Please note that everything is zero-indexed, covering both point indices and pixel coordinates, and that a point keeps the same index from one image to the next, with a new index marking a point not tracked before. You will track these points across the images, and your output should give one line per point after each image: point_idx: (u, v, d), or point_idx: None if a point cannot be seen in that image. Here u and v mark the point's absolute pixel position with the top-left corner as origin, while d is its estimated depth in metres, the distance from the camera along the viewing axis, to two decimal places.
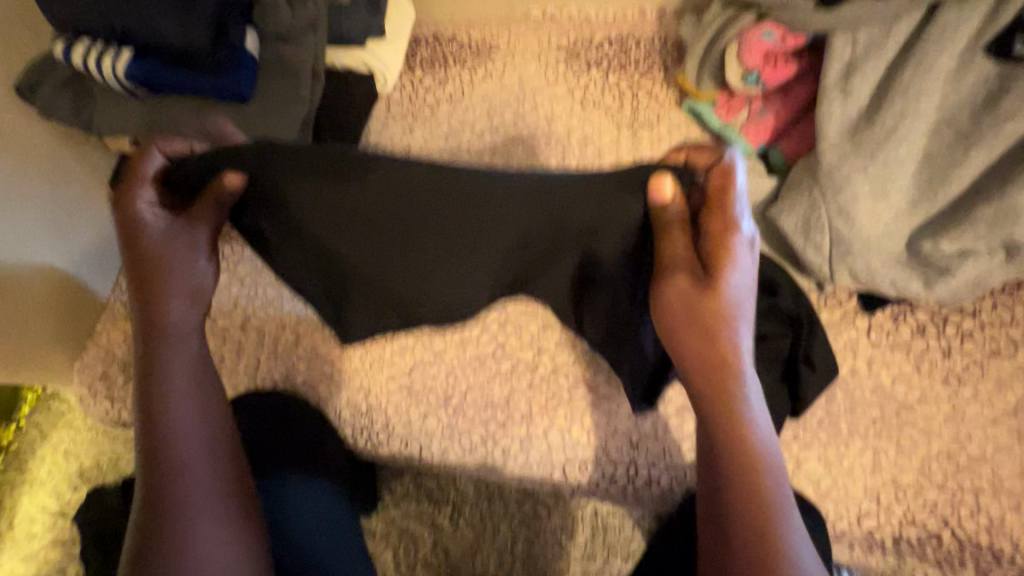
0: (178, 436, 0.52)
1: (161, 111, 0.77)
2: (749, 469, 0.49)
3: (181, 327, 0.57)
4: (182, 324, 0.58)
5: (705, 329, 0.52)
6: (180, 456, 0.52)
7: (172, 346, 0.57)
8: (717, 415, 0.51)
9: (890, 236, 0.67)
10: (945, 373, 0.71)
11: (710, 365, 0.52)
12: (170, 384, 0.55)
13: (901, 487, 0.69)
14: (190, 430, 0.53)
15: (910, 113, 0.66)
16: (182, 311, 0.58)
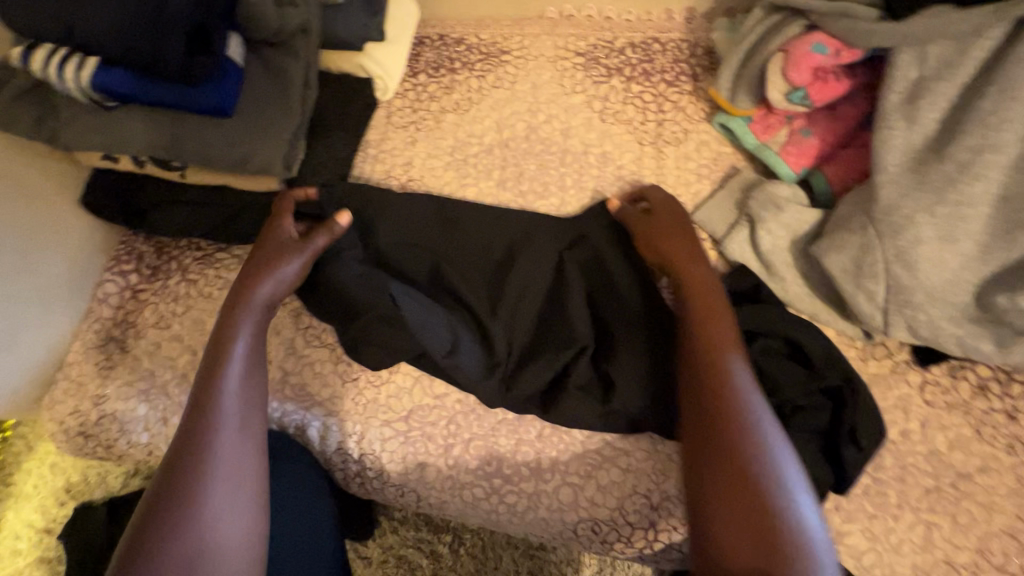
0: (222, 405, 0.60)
1: (133, 125, 0.69)
2: (737, 492, 0.52)
3: (249, 326, 0.66)
4: (253, 334, 0.66)
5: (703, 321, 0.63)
6: (219, 453, 0.58)
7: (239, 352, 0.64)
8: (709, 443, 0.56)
9: (957, 287, 0.58)
10: (1010, 439, 0.63)
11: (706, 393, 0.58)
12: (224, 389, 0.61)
13: (956, 568, 0.61)
14: (241, 432, 0.60)
15: (989, 146, 0.57)
16: (256, 327, 0.66)
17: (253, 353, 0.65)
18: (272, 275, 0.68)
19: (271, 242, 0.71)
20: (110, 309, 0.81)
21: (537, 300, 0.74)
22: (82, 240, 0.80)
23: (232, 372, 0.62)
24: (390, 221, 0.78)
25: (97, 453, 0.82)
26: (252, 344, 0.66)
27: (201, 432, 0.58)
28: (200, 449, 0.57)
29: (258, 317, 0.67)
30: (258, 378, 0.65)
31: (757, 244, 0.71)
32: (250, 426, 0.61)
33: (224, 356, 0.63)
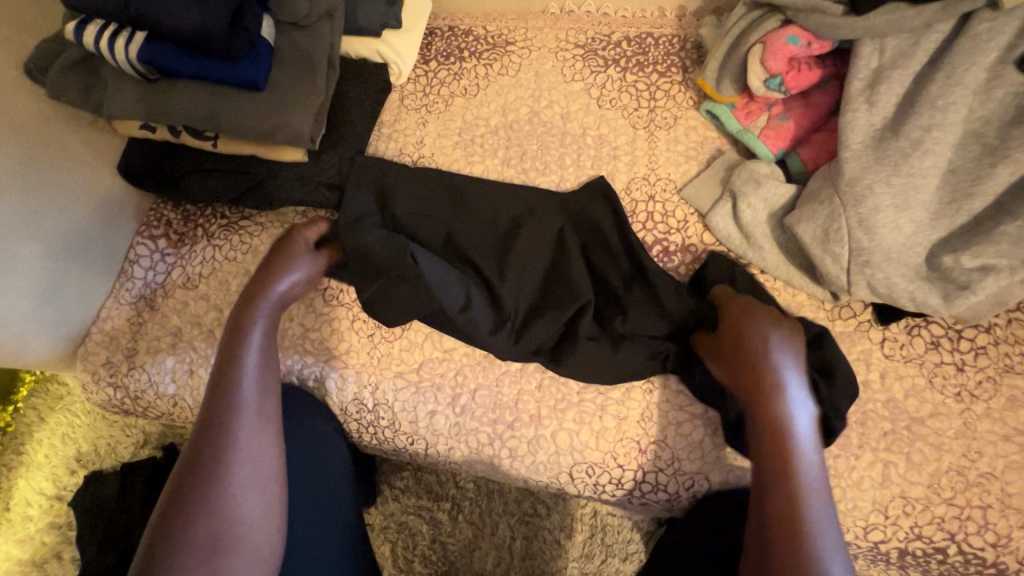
0: (239, 391, 0.62)
1: (172, 97, 0.76)
2: (789, 529, 0.55)
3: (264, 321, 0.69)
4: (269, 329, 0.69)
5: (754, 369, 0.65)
6: (237, 434, 0.60)
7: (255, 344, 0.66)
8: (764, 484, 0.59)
9: (910, 249, 0.66)
10: (958, 388, 0.71)
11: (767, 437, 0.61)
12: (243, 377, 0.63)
13: (909, 501, 0.69)
14: (259, 419, 0.62)
15: (937, 125, 0.65)
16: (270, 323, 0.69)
17: (266, 347, 0.68)
18: (285, 277, 0.73)
19: (282, 253, 0.75)
20: (141, 270, 0.87)
21: (541, 263, 0.81)
22: (117, 205, 0.87)
23: (249, 361, 0.65)
24: (403, 189, 0.85)
25: (125, 406, 0.88)
26: (266, 335, 0.69)
27: (218, 417, 0.60)
28: (219, 433, 0.59)
29: (270, 312, 0.71)
30: (273, 366, 0.67)
31: (739, 216, 0.79)
32: (267, 409, 0.63)
33: (240, 347, 0.66)
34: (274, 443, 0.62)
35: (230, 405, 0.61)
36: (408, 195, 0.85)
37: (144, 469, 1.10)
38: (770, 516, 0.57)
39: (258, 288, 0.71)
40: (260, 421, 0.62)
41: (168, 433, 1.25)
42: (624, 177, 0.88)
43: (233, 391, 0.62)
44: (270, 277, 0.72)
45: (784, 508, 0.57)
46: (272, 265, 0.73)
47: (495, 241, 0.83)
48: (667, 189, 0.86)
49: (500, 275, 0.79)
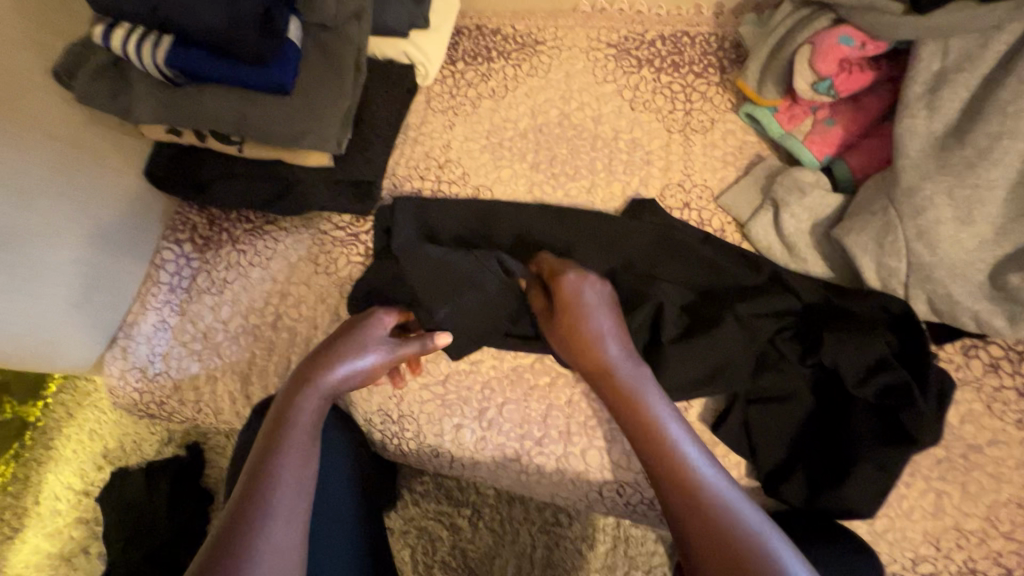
0: (277, 480, 0.57)
1: (198, 100, 0.75)
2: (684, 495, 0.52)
3: (314, 401, 0.66)
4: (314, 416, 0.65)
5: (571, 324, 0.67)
6: (265, 527, 0.53)
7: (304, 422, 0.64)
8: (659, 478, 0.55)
9: (972, 265, 0.62)
10: (1019, 414, 0.66)
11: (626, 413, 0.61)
12: (280, 467, 0.58)
13: (964, 534, 0.65)
14: (287, 532, 0.54)
15: (1008, 134, 0.60)
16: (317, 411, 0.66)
17: (312, 437, 0.64)
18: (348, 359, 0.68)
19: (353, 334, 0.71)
20: (167, 275, 0.87)
21: (606, 264, 0.78)
22: (143, 210, 0.87)
23: (289, 448, 0.61)
24: (446, 215, 0.83)
25: (150, 410, 0.88)
26: (314, 418, 0.65)
27: (246, 513, 0.54)
28: (247, 529, 0.53)
29: (320, 404, 0.66)
30: (310, 461, 0.61)
31: (782, 227, 0.74)
32: (297, 508, 0.56)
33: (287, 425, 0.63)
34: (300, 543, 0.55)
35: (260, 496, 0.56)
36: (451, 220, 0.83)
37: (167, 468, 1.11)
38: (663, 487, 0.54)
39: (311, 368, 0.68)
40: (286, 516, 0.55)
41: (192, 432, 1.25)
42: (658, 183, 0.84)
43: (268, 480, 0.57)
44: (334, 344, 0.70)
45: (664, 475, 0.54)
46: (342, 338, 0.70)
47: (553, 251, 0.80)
48: (703, 196, 0.82)
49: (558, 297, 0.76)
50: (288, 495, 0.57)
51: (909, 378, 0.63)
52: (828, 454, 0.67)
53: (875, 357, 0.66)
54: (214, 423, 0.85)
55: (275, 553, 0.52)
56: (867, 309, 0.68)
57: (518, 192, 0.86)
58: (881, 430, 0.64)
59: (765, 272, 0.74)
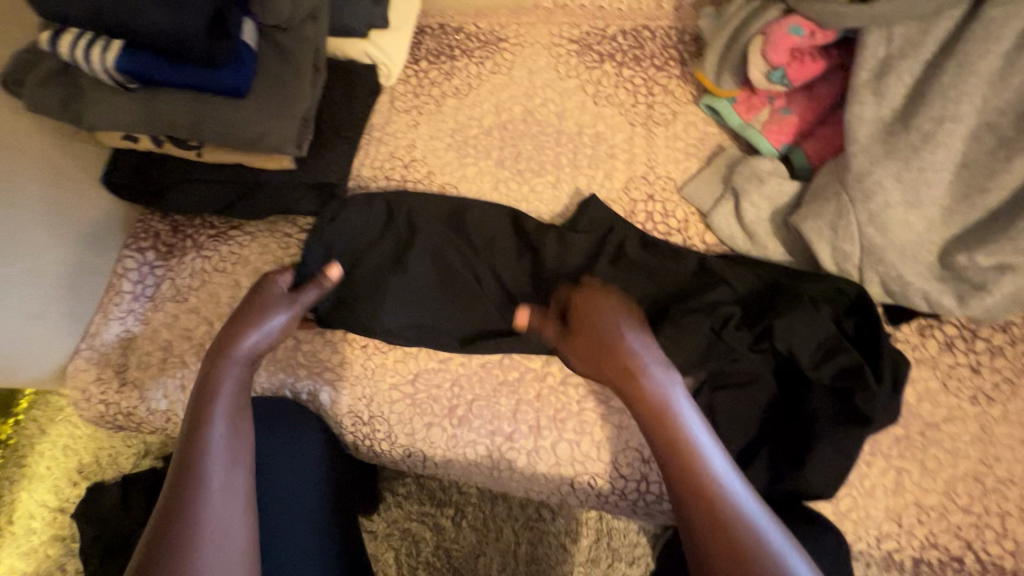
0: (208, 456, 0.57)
1: (153, 105, 0.74)
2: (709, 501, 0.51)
3: (233, 382, 0.64)
4: (238, 388, 0.64)
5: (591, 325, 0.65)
6: (201, 507, 0.54)
7: (225, 394, 0.63)
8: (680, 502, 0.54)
9: (921, 247, 0.64)
10: (974, 390, 0.68)
11: (653, 425, 0.58)
12: (209, 438, 0.59)
13: (924, 509, 0.66)
14: (226, 505, 0.55)
15: (949, 117, 0.62)
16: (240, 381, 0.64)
17: (242, 401, 0.64)
18: (262, 326, 0.68)
19: (257, 297, 0.71)
20: (130, 284, 0.86)
21: (564, 263, 0.78)
22: (102, 219, 0.86)
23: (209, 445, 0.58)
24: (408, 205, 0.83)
25: (117, 422, 0.86)
26: (237, 388, 0.64)
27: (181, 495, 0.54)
28: (182, 511, 0.53)
29: (241, 370, 0.66)
30: (243, 433, 0.61)
31: (741, 216, 0.76)
32: (234, 482, 0.57)
33: (211, 396, 0.62)
34: (243, 507, 0.56)
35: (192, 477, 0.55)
36: (410, 201, 0.83)
37: (144, 481, 1.09)
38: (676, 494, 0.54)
39: (226, 338, 0.67)
40: (227, 486, 0.56)
41: (168, 443, 1.23)
42: (622, 176, 0.85)
43: (200, 459, 0.57)
44: (246, 305, 0.70)
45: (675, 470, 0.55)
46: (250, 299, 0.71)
47: (509, 247, 0.81)
48: (667, 188, 0.83)
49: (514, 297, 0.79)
50: (222, 460, 0.58)
51: (861, 359, 0.65)
52: (791, 437, 0.68)
53: (829, 341, 0.67)
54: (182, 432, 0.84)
55: (217, 525, 0.53)
56: (820, 292, 0.69)
57: (484, 188, 0.86)
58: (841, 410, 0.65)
59: (704, 264, 0.75)
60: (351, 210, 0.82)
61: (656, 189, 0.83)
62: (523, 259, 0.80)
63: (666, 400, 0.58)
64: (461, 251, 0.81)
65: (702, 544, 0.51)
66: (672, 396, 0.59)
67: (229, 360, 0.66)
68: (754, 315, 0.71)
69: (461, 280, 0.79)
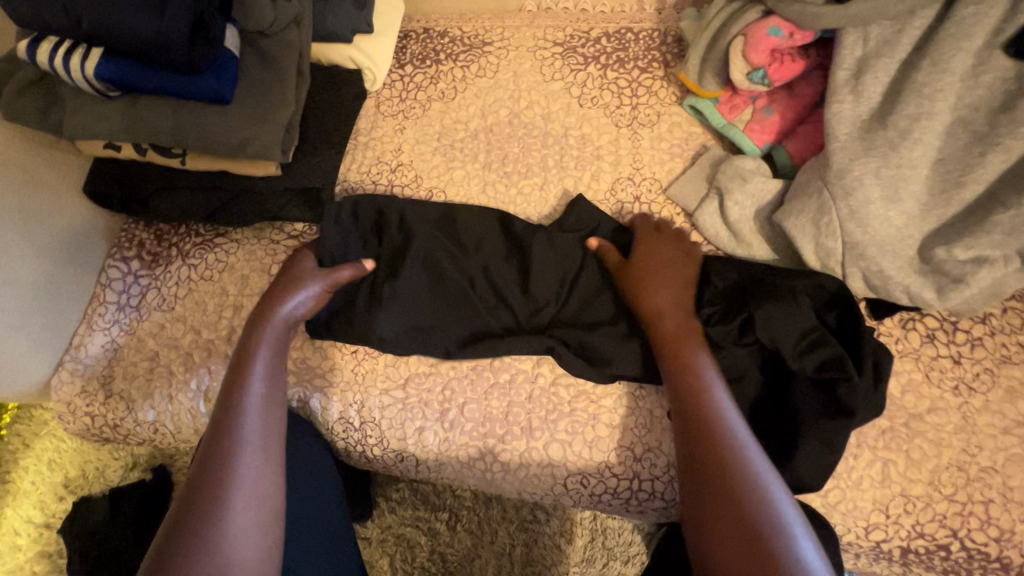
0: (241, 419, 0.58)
1: (136, 113, 0.73)
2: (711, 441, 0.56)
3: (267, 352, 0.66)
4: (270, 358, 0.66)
5: (641, 283, 0.72)
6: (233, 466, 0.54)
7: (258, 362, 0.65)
8: (695, 450, 0.57)
9: (901, 241, 0.65)
10: (956, 381, 0.70)
11: (677, 379, 0.63)
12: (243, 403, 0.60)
13: (910, 499, 0.68)
14: (256, 465, 0.55)
15: (925, 115, 0.63)
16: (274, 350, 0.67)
17: (275, 369, 0.66)
18: (294, 299, 0.71)
19: (287, 276, 0.74)
20: (114, 294, 0.85)
21: (557, 264, 0.78)
22: (85, 228, 0.85)
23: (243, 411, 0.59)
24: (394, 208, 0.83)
25: (105, 434, 0.85)
26: (269, 359, 0.66)
27: (215, 456, 0.55)
28: (216, 470, 0.54)
29: (275, 339, 0.68)
30: (274, 397, 0.63)
31: (727, 215, 0.77)
32: (268, 443, 0.58)
33: (246, 367, 0.64)
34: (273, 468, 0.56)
35: (224, 439, 0.56)
36: (395, 204, 0.83)
37: (132, 493, 1.07)
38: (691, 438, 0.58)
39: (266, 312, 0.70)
40: (259, 448, 0.57)
41: (157, 454, 1.21)
42: (609, 177, 0.85)
43: (233, 421, 0.58)
44: (283, 282, 0.73)
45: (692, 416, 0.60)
46: (285, 276, 0.74)
47: (500, 249, 0.81)
48: (653, 188, 0.84)
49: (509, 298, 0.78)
50: (255, 424, 0.59)
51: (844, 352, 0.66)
52: (780, 428, 0.68)
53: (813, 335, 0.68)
54: (171, 443, 0.83)
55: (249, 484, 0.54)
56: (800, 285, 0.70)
57: (472, 191, 0.87)
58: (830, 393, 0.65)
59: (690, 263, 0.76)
60: (338, 214, 0.81)
61: (642, 189, 0.84)
62: (512, 260, 0.80)
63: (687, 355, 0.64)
64: (451, 253, 0.80)
65: (706, 481, 0.54)
66: (697, 353, 0.65)
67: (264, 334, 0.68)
68: (735, 308, 0.71)
69: (453, 282, 0.79)
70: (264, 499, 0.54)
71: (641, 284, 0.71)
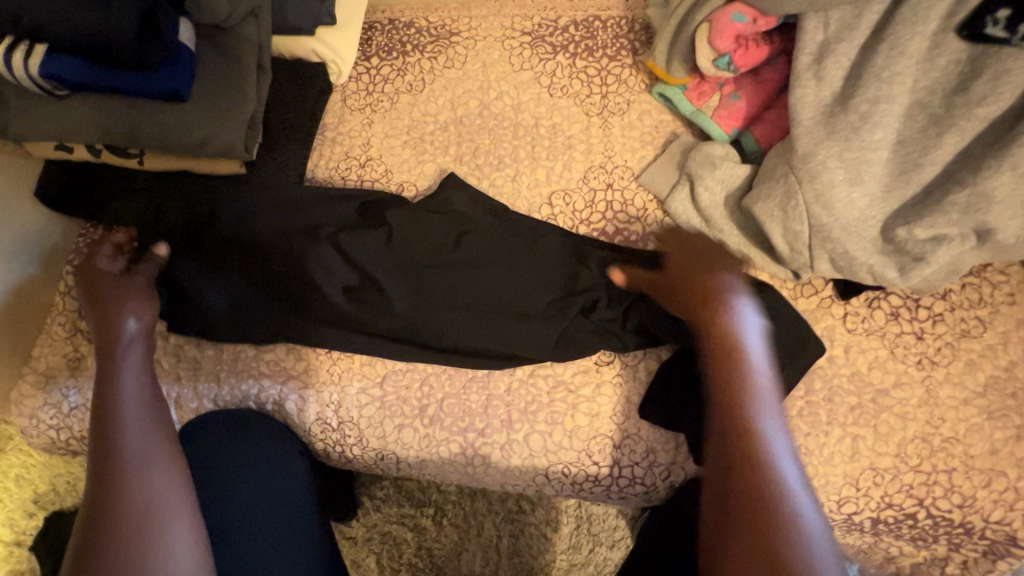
0: (121, 437, 0.56)
1: (88, 112, 0.71)
2: (744, 452, 0.51)
3: (133, 368, 0.63)
4: (141, 373, 0.63)
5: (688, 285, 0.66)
6: (130, 480, 0.53)
7: (124, 379, 0.61)
8: (729, 457, 0.52)
9: (865, 222, 0.67)
10: (919, 356, 0.72)
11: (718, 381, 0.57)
12: (121, 423, 0.57)
13: (879, 472, 0.70)
14: (159, 473, 0.55)
15: (884, 98, 0.65)
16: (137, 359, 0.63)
17: (150, 385, 0.63)
18: (125, 305, 0.67)
19: (105, 285, 0.69)
20: (74, 301, 0.81)
21: (532, 258, 0.79)
22: (39, 236, 0.81)
23: (123, 429, 0.57)
24: (367, 203, 0.82)
25: (71, 447, 0.82)
26: (138, 374, 0.63)
27: (103, 482, 0.53)
28: (111, 491, 0.52)
29: (133, 349, 0.65)
30: (154, 408, 0.61)
31: (698, 201, 0.77)
32: (155, 451, 0.56)
33: (108, 388, 0.60)
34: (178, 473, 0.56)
35: (111, 461, 0.54)
36: (361, 198, 0.82)
37: None
38: (725, 444, 0.53)
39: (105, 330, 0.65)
40: (148, 460, 0.55)
41: None
42: (581, 166, 0.85)
43: (112, 442, 0.56)
44: (109, 293, 0.69)
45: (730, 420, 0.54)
46: (102, 287, 0.69)
47: (475, 239, 0.79)
48: (625, 176, 0.84)
49: (486, 292, 0.77)
50: (139, 437, 0.57)
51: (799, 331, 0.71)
52: None
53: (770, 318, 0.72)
54: None
55: (158, 494, 0.53)
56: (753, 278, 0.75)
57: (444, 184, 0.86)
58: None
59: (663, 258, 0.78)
60: (310, 208, 0.79)
61: (614, 178, 0.84)
62: (488, 254, 0.79)
63: (737, 355, 0.58)
64: (424, 244, 0.79)
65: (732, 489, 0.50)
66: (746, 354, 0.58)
67: (118, 351, 0.64)
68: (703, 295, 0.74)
69: (427, 275, 0.78)
70: (178, 499, 0.54)
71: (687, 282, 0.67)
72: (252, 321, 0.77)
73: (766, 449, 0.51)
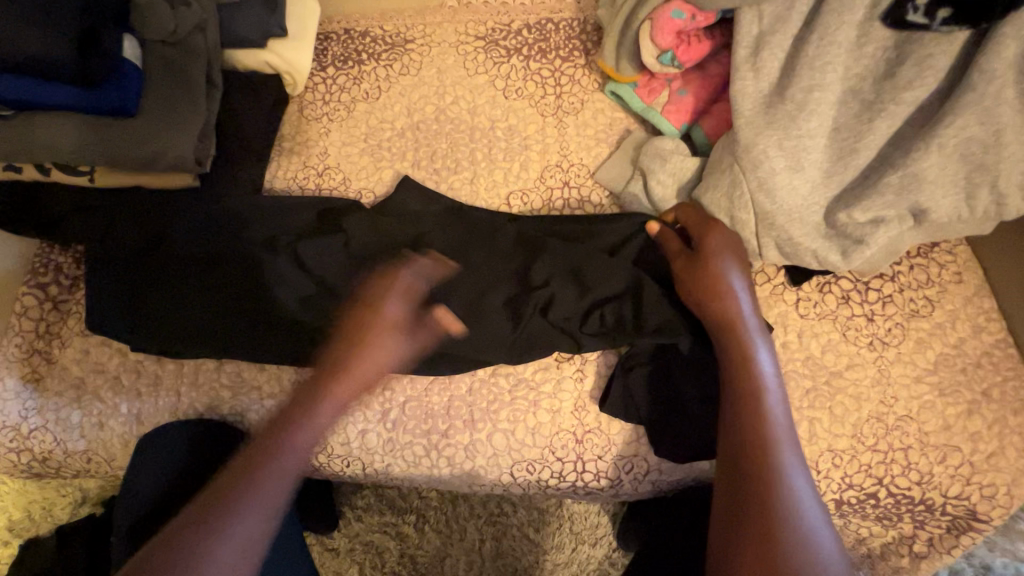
0: (268, 468, 0.58)
1: (24, 129, 0.70)
2: (761, 464, 0.54)
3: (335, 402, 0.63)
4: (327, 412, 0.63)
5: (710, 289, 0.67)
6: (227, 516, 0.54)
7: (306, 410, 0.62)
8: (746, 466, 0.54)
9: (808, 208, 0.68)
10: (870, 337, 0.74)
11: (743, 396, 0.59)
12: (277, 454, 0.59)
13: (837, 453, 0.71)
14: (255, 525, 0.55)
15: (817, 86, 0.67)
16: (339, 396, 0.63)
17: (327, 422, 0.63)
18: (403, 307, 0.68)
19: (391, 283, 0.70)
20: (31, 322, 0.81)
21: (488, 253, 0.78)
22: None
23: (269, 462, 0.58)
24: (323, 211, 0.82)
25: (34, 469, 0.81)
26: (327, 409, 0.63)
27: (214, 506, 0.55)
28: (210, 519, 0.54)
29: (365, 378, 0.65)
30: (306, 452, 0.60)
31: (651, 195, 0.79)
32: (278, 496, 0.57)
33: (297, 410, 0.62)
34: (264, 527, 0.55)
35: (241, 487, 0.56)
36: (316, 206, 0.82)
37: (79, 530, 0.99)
38: (744, 452, 0.55)
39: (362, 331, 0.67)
40: (263, 504, 0.56)
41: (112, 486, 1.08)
42: (537, 166, 0.86)
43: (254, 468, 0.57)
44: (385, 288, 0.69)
45: (754, 429, 0.56)
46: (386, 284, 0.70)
47: (430, 240, 0.79)
48: (580, 174, 0.85)
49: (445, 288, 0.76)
50: (278, 479, 0.57)
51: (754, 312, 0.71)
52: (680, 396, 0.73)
53: None
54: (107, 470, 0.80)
55: (236, 539, 0.53)
56: None
57: None
58: (684, 346, 0.70)
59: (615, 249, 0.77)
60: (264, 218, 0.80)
61: (569, 176, 0.85)
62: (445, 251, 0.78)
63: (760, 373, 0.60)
64: (380, 247, 0.79)
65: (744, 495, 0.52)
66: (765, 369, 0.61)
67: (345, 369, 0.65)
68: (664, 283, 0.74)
69: None
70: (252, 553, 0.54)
71: (698, 280, 0.67)
72: (205, 329, 0.75)
73: (782, 464, 0.53)
